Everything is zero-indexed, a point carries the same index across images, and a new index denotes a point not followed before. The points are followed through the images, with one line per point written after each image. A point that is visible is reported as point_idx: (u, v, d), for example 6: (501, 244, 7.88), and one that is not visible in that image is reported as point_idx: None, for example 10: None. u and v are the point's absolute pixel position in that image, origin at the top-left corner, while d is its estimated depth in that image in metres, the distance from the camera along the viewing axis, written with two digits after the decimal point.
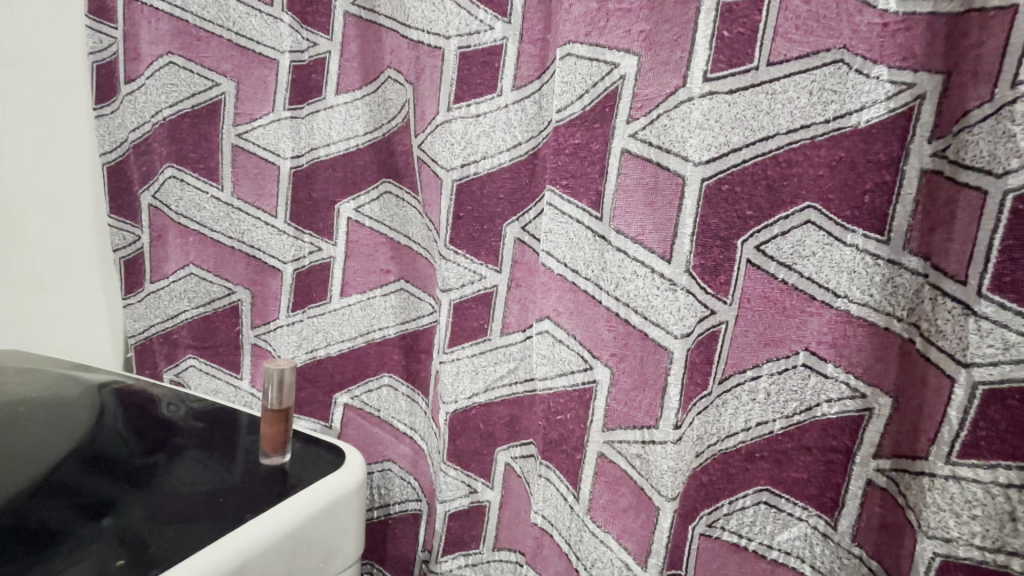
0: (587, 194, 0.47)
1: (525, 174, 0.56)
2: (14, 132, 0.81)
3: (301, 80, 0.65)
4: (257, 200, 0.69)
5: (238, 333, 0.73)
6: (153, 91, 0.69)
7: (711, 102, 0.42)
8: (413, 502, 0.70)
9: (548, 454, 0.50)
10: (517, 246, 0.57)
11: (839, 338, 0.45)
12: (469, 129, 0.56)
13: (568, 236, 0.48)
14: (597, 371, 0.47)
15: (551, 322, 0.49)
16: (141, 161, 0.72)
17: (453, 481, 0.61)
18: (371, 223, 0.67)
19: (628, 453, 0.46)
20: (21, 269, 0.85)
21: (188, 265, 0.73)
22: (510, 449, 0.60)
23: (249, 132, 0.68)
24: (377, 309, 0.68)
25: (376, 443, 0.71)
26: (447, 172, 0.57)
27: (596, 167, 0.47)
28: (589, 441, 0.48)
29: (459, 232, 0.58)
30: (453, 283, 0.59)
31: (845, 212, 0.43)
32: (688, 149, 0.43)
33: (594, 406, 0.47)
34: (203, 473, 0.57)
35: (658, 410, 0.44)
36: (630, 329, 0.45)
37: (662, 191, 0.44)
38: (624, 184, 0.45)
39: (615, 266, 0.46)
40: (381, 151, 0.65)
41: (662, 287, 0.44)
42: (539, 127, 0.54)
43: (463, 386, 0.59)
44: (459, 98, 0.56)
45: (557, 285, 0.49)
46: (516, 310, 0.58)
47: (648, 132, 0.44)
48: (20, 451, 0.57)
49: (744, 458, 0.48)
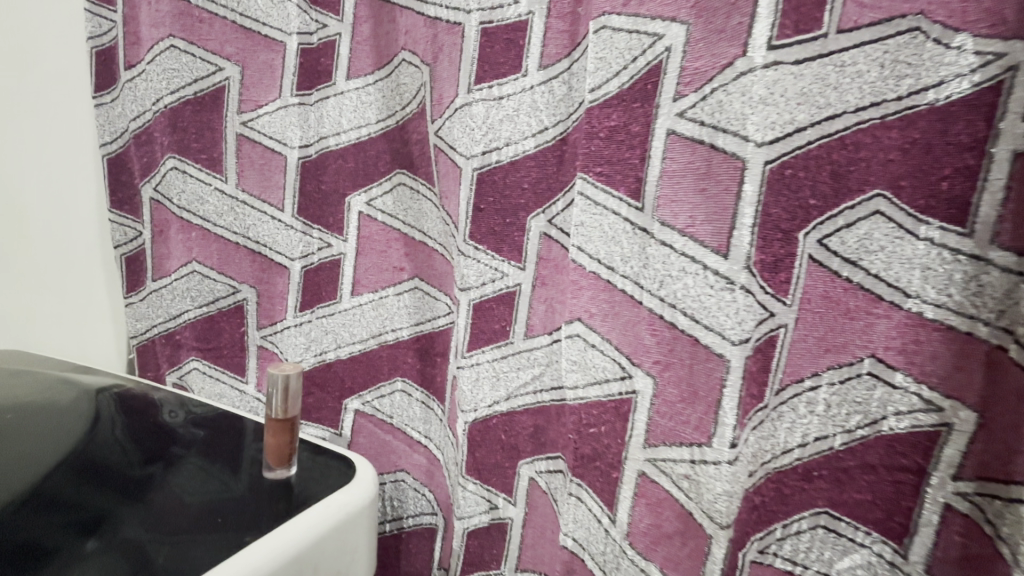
0: (624, 181, 0.42)
1: (553, 162, 0.51)
2: (24, 124, 0.78)
3: (310, 63, 0.61)
4: (263, 192, 0.65)
5: (243, 334, 0.69)
6: (153, 77, 0.65)
7: (776, 73, 0.37)
8: (429, 516, 0.65)
9: (579, 471, 0.45)
10: (543, 241, 0.52)
11: (909, 345, 0.39)
12: (492, 112, 0.51)
13: (602, 229, 0.43)
14: (637, 381, 0.42)
15: (583, 325, 0.44)
16: (141, 152, 0.68)
17: (472, 495, 0.56)
18: (384, 218, 0.62)
19: (675, 473, 0.41)
20: (35, 268, 0.82)
21: (191, 261, 0.69)
22: (534, 463, 0.55)
23: (255, 120, 0.64)
24: (390, 309, 0.64)
25: (389, 453, 0.67)
26: (467, 160, 0.52)
27: (636, 151, 0.42)
28: (627, 458, 0.43)
29: (480, 225, 0.53)
30: (472, 282, 0.54)
31: (918, 202, 0.37)
32: (747, 128, 0.38)
33: (633, 419, 0.42)
34: (204, 485, 0.53)
35: (710, 425, 0.40)
36: (676, 333, 0.40)
37: (714, 177, 0.39)
38: (669, 171, 0.41)
39: (658, 262, 0.41)
40: (394, 139, 0.61)
41: (716, 285, 0.39)
42: (568, 110, 0.49)
43: (483, 394, 0.54)
44: (480, 79, 0.51)
45: (590, 284, 0.43)
46: (541, 311, 0.53)
47: (699, 110, 0.39)
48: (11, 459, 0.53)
49: (800, 477, 0.43)
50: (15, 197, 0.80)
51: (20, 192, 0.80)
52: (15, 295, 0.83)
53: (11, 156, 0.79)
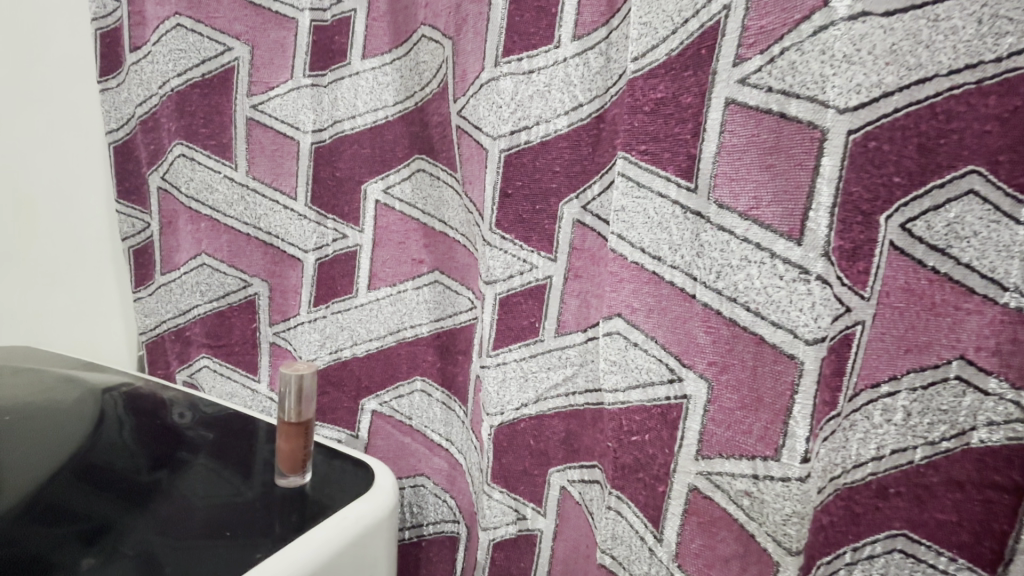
0: (673, 159, 0.37)
1: (588, 142, 0.46)
2: (17, 111, 0.73)
3: (323, 41, 0.57)
4: (275, 180, 0.61)
5: (255, 330, 0.66)
6: (160, 59, 0.62)
7: (864, 26, 0.30)
8: (450, 524, 0.62)
9: (620, 483, 0.40)
10: (577, 229, 0.47)
11: (1006, 345, 0.33)
12: (520, 88, 0.46)
13: (646, 214, 0.38)
14: (688, 385, 0.37)
15: (624, 321, 0.39)
16: (148, 139, 0.65)
17: (498, 505, 0.52)
18: (402, 207, 0.58)
19: (733, 490, 0.36)
20: (27, 263, 0.77)
21: (200, 254, 0.66)
22: (567, 471, 0.51)
23: (266, 103, 0.60)
24: (409, 304, 0.60)
25: (409, 456, 0.63)
26: (493, 141, 0.48)
27: (687, 125, 0.37)
28: (676, 471, 0.38)
29: (507, 212, 0.48)
30: (498, 274, 0.49)
31: (1019, 178, 0.31)
32: (825, 92, 0.31)
33: (683, 428, 0.37)
34: (212, 492, 0.50)
35: (777, 437, 0.34)
36: (736, 331, 0.35)
37: (781, 152, 0.33)
38: (727, 146, 0.35)
39: (714, 249, 0.36)
40: (413, 123, 0.57)
41: (785, 277, 0.33)
42: (606, 84, 0.45)
43: (510, 395, 0.50)
44: (508, 51, 0.46)
45: (632, 276, 0.39)
46: (574, 306, 0.48)
47: (767, 74, 0.33)
48: (12, 463, 0.50)
49: (874, 494, 0.38)
50: (14, 188, 0.75)
51: (21, 183, 0.75)
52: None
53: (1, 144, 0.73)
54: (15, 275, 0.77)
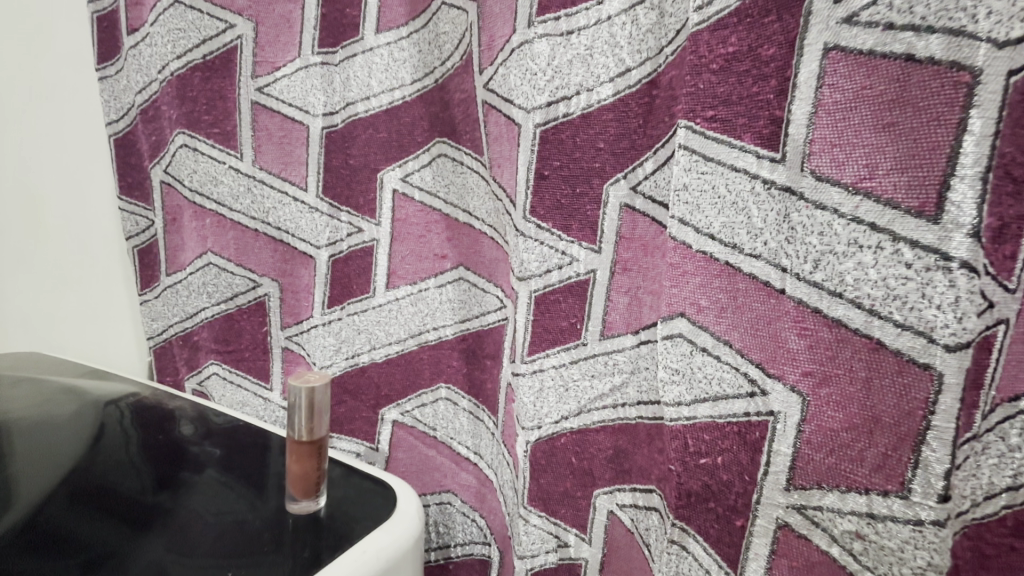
0: (751, 125, 0.30)
1: (638, 112, 0.39)
2: (37, 112, 0.72)
3: (333, 15, 0.51)
4: (283, 170, 0.56)
5: (266, 334, 0.61)
6: (159, 40, 0.57)
7: None
8: (480, 546, 0.56)
9: (685, 513, 0.34)
10: (625, 215, 0.41)
11: None
12: (558, 52, 0.39)
13: (715, 192, 0.31)
14: (775, 400, 0.30)
15: (688, 321, 0.33)
16: (150, 129, 0.61)
17: (536, 531, 0.46)
18: (422, 196, 0.52)
19: (838, 530, 0.29)
20: (53, 263, 0.76)
21: (206, 253, 0.61)
22: (616, 494, 0.44)
23: (272, 85, 0.54)
24: (431, 304, 0.54)
25: (433, 471, 0.57)
26: (527, 114, 0.41)
27: (770, 83, 0.30)
28: (760, 504, 0.31)
29: (543, 197, 0.42)
30: (534, 269, 0.43)
31: None
32: (976, 23, 0.23)
33: (770, 451, 0.31)
34: (220, 513, 0.45)
35: (902, 468, 0.27)
36: (843, 334, 0.28)
37: (906, 105, 0.26)
38: (825, 104, 0.28)
39: (810, 233, 0.29)
40: (433, 102, 0.51)
41: (915, 265, 0.26)
42: (656, 45, 0.38)
43: (548, 407, 0.43)
44: (544, 9, 0.39)
45: (698, 268, 0.32)
46: (622, 304, 0.42)
47: (884, 8, 0.26)
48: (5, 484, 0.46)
49: (1010, 533, 0.30)
50: (36, 188, 0.75)
51: (43, 183, 0.74)
52: (38, 296, 0.78)
53: (30, 146, 0.74)
54: (47, 273, 0.77)
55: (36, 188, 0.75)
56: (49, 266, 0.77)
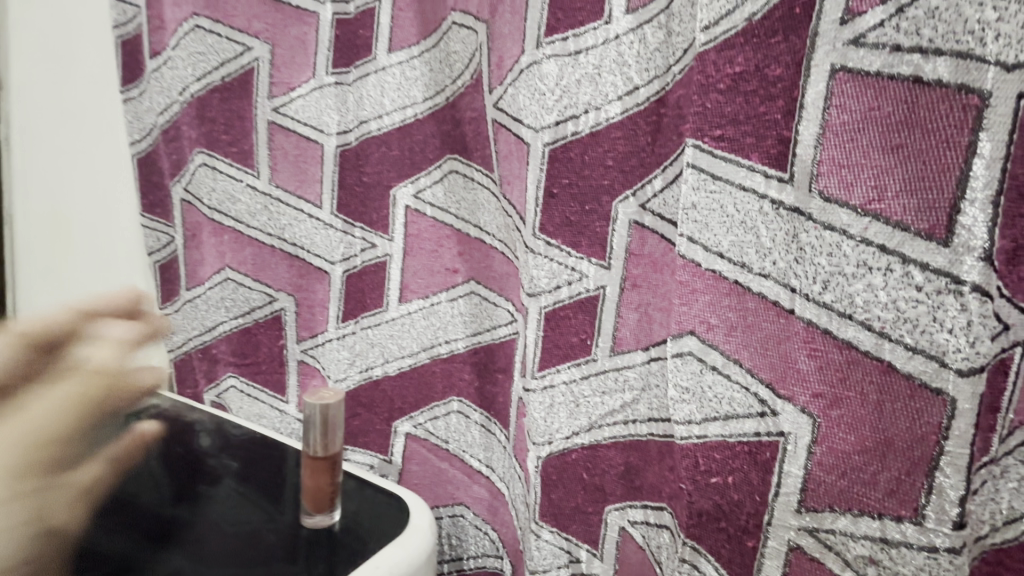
0: (758, 145, 0.31)
1: (646, 130, 0.40)
2: (64, 132, 0.75)
3: (346, 36, 0.53)
4: (299, 187, 0.57)
5: (282, 347, 0.62)
6: (179, 63, 0.59)
7: None
8: (493, 559, 0.56)
9: (696, 532, 0.33)
10: (633, 232, 0.41)
11: None
12: (566, 72, 0.40)
13: (724, 211, 0.31)
14: (786, 421, 0.30)
15: (698, 340, 0.33)
16: (170, 149, 0.62)
17: (548, 546, 0.45)
18: (434, 212, 0.53)
19: (851, 554, 0.29)
20: (79, 276, 0.79)
21: (224, 268, 0.63)
22: (627, 511, 0.44)
23: (288, 105, 0.56)
24: (443, 317, 0.54)
25: (446, 483, 0.58)
26: (536, 133, 0.42)
27: (777, 103, 0.30)
28: (771, 525, 0.31)
29: (553, 215, 0.42)
30: (544, 285, 0.43)
31: None
32: (984, 46, 0.23)
33: (781, 472, 0.31)
34: (237, 523, 0.46)
35: (916, 493, 0.27)
36: (854, 356, 0.28)
37: (914, 127, 0.26)
38: (833, 124, 0.28)
39: (819, 254, 0.29)
40: (444, 120, 0.52)
41: (925, 288, 0.25)
42: (664, 63, 0.38)
43: (558, 423, 0.44)
44: (552, 30, 0.40)
45: (707, 286, 0.32)
46: (632, 320, 0.42)
47: (892, 30, 0.26)
48: None
49: None
50: (64, 205, 0.77)
51: (69, 200, 0.77)
52: None
53: (58, 164, 0.76)
54: (74, 286, 0.79)
55: (64, 205, 0.77)
56: (74, 280, 0.79)
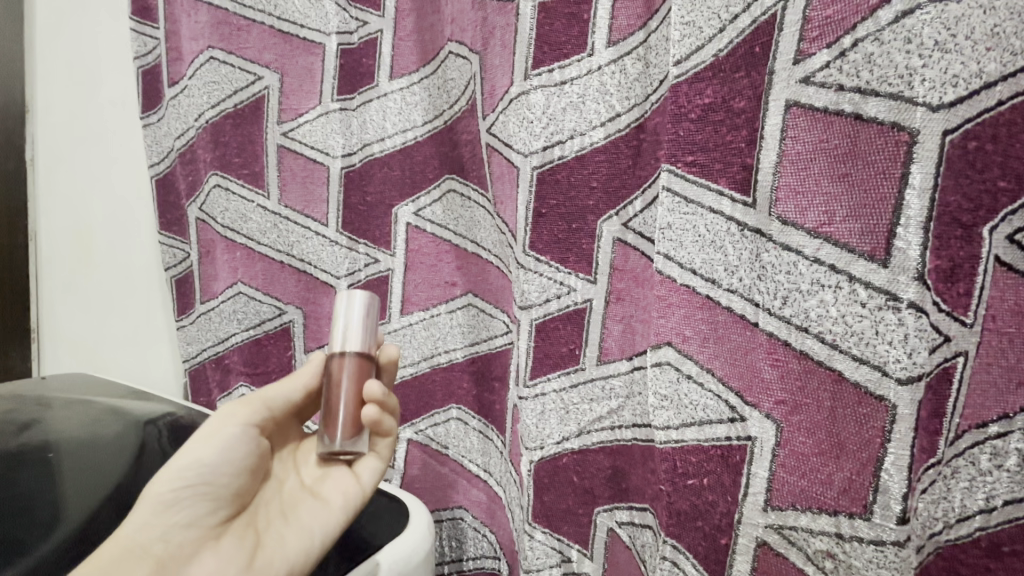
0: (726, 171, 0.33)
1: (628, 154, 0.43)
2: (87, 152, 0.79)
3: (350, 65, 0.56)
4: (306, 207, 0.61)
5: (291, 358, 0.65)
6: (195, 91, 0.63)
7: (962, 6, 0.25)
8: (491, 560, 0.59)
9: (675, 531, 0.36)
10: (618, 248, 0.44)
11: None
12: (552, 101, 0.43)
13: (696, 231, 0.34)
14: (753, 426, 0.33)
15: (675, 351, 0.35)
16: (187, 170, 0.66)
17: (541, 546, 0.48)
18: (433, 228, 0.56)
19: (811, 549, 0.31)
20: (99, 289, 0.83)
21: (236, 282, 0.66)
22: (615, 511, 0.47)
23: (297, 130, 0.60)
24: (442, 329, 0.57)
25: (446, 487, 0.61)
26: (525, 158, 0.44)
27: (741, 132, 0.33)
28: (741, 523, 0.33)
29: (542, 233, 0.45)
30: (534, 299, 0.45)
31: None
32: (913, 88, 0.26)
33: (749, 474, 0.33)
34: None
35: (865, 491, 0.29)
36: (810, 366, 0.31)
37: (857, 159, 0.28)
38: (789, 154, 0.31)
39: (778, 272, 0.31)
40: (442, 142, 0.55)
41: (869, 304, 0.28)
42: (644, 91, 0.41)
43: (550, 428, 0.46)
44: (539, 63, 0.43)
45: (682, 300, 0.35)
46: (617, 331, 0.45)
47: (836, 71, 0.28)
48: (46, 498, 0.48)
49: (984, 554, 0.31)
50: (85, 221, 0.81)
51: (90, 217, 0.81)
52: (86, 320, 0.85)
53: (80, 183, 0.80)
54: (94, 298, 0.83)
55: (85, 222, 0.81)
56: (94, 292, 0.83)
